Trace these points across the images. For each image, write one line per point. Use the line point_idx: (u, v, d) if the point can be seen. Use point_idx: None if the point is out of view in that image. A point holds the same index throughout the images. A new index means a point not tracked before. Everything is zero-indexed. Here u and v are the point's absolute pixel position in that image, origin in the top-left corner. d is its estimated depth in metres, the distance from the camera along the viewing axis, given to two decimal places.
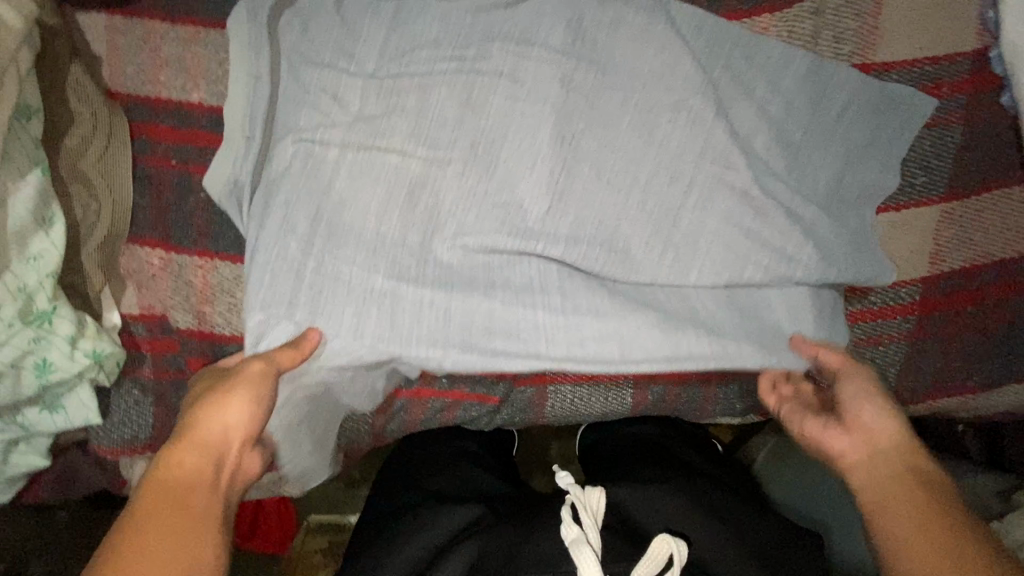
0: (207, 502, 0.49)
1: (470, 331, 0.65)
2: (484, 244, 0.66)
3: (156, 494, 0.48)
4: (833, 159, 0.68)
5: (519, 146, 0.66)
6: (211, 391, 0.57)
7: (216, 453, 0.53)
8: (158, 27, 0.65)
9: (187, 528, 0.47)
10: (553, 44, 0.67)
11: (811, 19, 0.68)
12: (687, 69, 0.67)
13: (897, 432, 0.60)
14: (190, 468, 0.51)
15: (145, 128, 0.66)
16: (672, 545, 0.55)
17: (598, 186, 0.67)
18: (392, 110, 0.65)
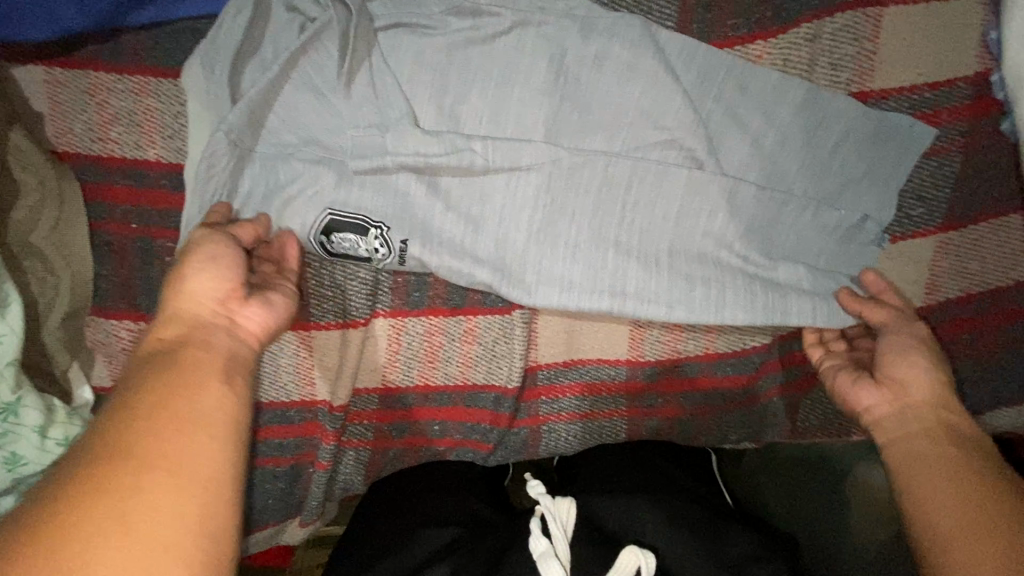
0: (212, 365, 0.44)
1: (506, 178, 0.63)
2: (485, 194, 0.64)
3: (152, 358, 0.44)
4: (829, 193, 0.66)
5: (505, 194, 0.64)
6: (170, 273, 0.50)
7: (212, 310, 0.48)
8: (104, 79, 0.59)
9: (172, 399, 0.40)
10: (536, 84, 0.62)
11: (807, 45, 0.64)
12: (677, 108, 0.63)
13: (929, 395, 0.57)
14: (204, 307, 0.48)
15: (100, 189, 0.61)
16: (641, 558, 0.57)
17: (588, 234, 0.65)
18: (376, 169, 0.61)
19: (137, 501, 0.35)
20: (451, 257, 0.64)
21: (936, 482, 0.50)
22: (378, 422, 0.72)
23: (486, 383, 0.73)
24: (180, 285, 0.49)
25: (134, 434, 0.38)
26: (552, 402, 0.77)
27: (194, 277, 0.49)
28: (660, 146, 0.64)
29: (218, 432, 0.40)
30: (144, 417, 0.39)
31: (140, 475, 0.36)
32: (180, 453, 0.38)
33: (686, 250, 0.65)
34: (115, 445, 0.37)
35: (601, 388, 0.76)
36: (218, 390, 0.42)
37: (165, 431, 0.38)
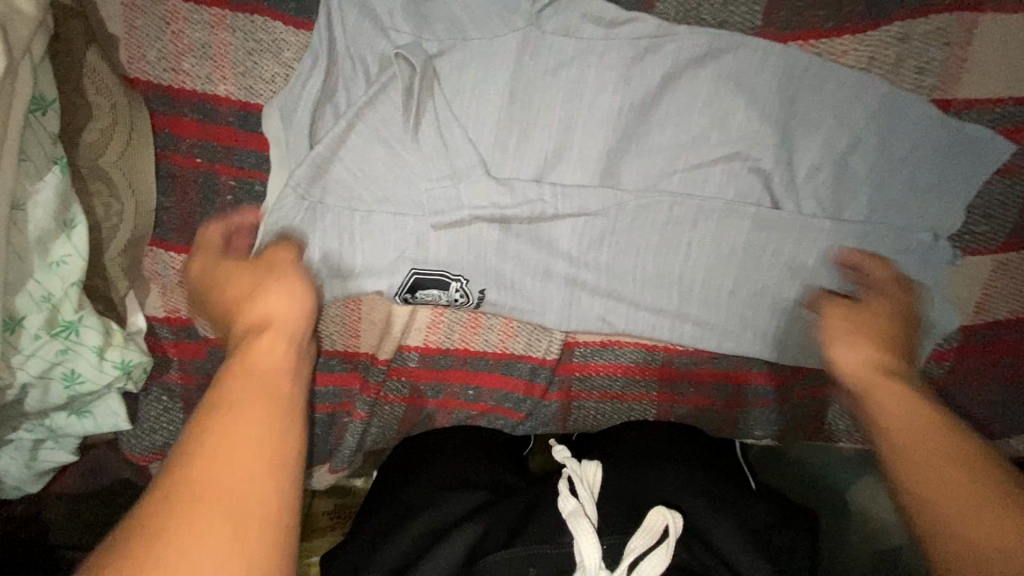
0: (273, 436, 0.37)
1: (577, 229, 0.66)
2: (558, 242, 0.67)
3: (245, 371, 0.41)
4: (897, 200, 0.65)
5: (579, 225, 0.66)
6: (249, 272, 0.53)
7: (286, 363, 0.42)
8: (181, 8, 0.59)
9: (211, 479, 0.34)
10: (612, 65, 0.62)
11: (895, 46, 0.63)
12: (750, 104, 0.63)
13: (859, 370, 0.52)
14: (282, 357, 0.43)
15: (168, 120, 0.61)
16: (669, 519, 0.58)
17: (659, 268, 0.67)
18: (453, 224, 0.64)
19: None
20: (524, 301, 0.68)
21: (926, 446, 0.42)
22: (415, 381, 0.74)
23: (524, 354, 0.74)
24: (260, 324, 0.46)
25: (166, 527, 0.32)
26: (584, 379, 0.78)
27: (275, 308, 0.47)
28: (729, 143, 0.64)
29: (257, 543, 0.32)
30: (182, 495, 0.33)
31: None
32: (205, 568, 0.31)
33: (745, 251, 0.66)
34: (152, 525, 0.32)
35: (635, 371, 0.77)
36: (263, 475, 0.35)
37: (193, 528, 0.32)
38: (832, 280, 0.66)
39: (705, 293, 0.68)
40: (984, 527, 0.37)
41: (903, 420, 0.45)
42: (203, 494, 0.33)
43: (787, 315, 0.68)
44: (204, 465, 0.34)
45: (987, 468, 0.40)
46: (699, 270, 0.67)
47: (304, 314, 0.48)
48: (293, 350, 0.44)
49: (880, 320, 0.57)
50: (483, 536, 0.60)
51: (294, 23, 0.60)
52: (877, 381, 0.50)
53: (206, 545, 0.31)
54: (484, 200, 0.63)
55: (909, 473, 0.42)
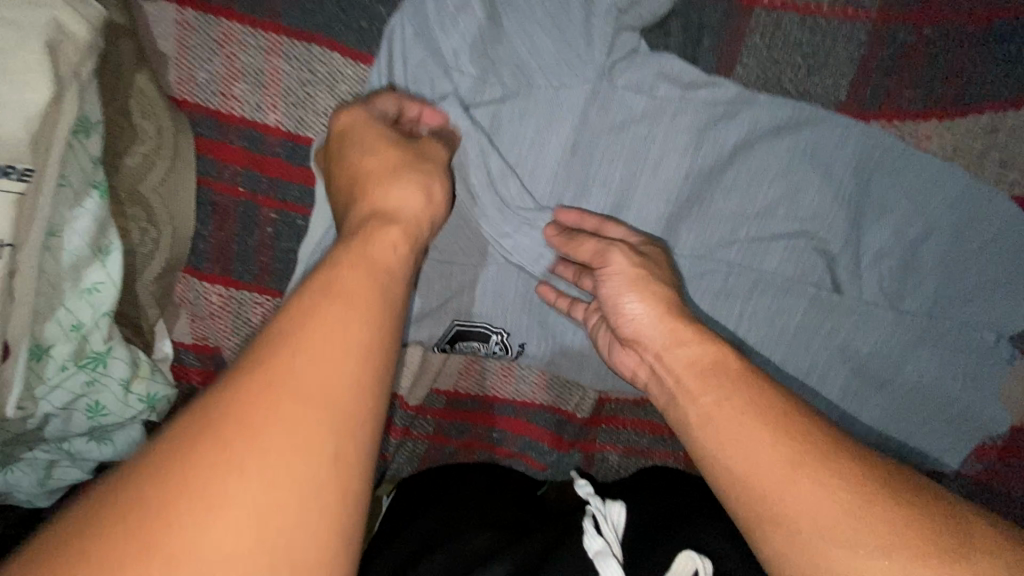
0: (373, 334, 0.34)
1: None
2: None
3: (358, 271, 0.37)
4: (963, 294, 0.62)
5: None
6: (398, 160, 0.48)
7: (395, 271, 0.39)
8: (236, 30, 0.56)
9: (315, 359, 0.31)
10: (683, 128, 0.58)
11: (982, 136, 0.59)
12: (824, 182, 0.59)
13: (709, 364, 0.46)
14: (394, 269, 0.39)
15: (212, 145, 0.58)
16: (697, 562, 0.48)
17: None
18: (500, 274, 0.61)
19: (242, 490, 0.27)
20: (562, 358, 0.65)
21: (755, 438, 0.40)
22: (440, 420, 0.73)
23: (553, 405, 0.72)
24: (379, 217, 0.44)
25: (263, 399, 0.29)
26: (610, 432, 0.75)
27: (404, 206, 0.46)
28: (796, 219, 0.61)
29: (346, 446, 0.30)
30: (279, 372, 0.30)
31: (249, 456, 0.28)
32: (302, 450, 0.29)
33: (798, 332, 0.63)
34: (242, 401, 0.29)
35: (663, 429, 0.75)
36: (365, 373, 0.32)
37: (291, 404, 0.29)
38: (886, 368, 0.63)
39: None
40: (814, 510, 0.36)
41: (727, 402, 0.43)
42: (284, 385, 0.30)
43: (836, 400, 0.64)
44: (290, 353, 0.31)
45: (822, 447, 0.38)
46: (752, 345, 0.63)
47: (423, 223, 0.47)
48: (409, 259, 0.42)
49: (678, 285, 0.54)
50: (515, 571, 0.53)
51: (354, 55, 0.57)
52: (702, 349, 0.47)
53: (302, 427, 0.29)
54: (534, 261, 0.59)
55: (738, 467, 0.41)
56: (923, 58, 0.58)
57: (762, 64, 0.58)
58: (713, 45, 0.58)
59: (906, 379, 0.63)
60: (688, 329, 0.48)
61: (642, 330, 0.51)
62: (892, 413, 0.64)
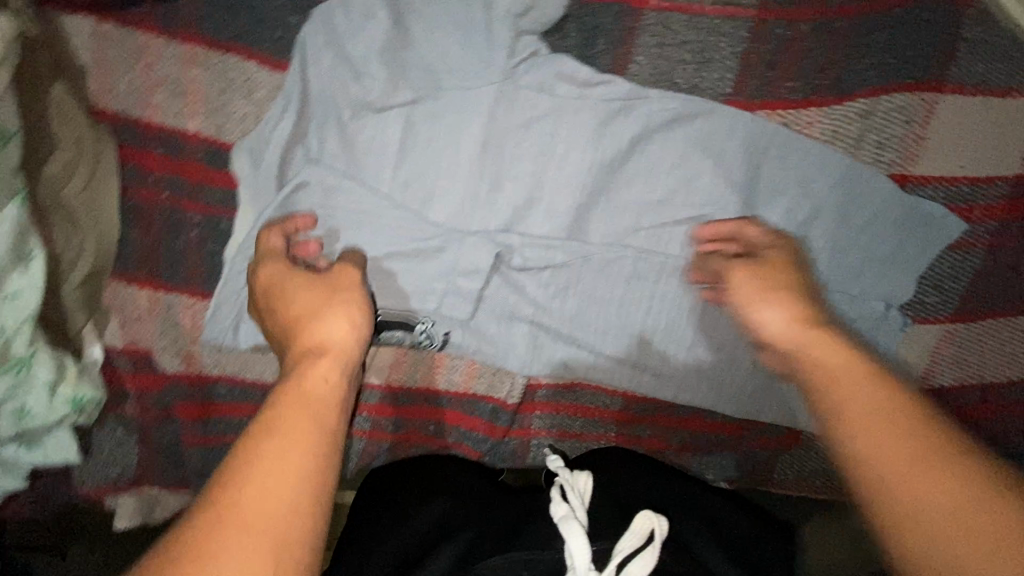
0: (310, 479, 0.38)
1: (545, 279, 0.67)
2: (518, 289, 0.67)
3: (299, 401, 0.42)
4: (852, 268, 0.67)
5: (546, 274, 0.67)
6: (321, 295, 0.53)
7: (332, 403, 0.44)
8: (152, 42, 0.58)
9: (251, 507, 0.35)
10: (584, 123, 0.63)
11: (858, 120, 0.64)
12: (717, 169, 0.64)
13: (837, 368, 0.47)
14: (334, 395, 0.44)
15: (136, 153, 0.61)
16: (654, 521, 0.57)
17: (614, 317, 0.69)
18: (423, 263, 0.63)
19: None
20: (488, 345, 0.69)
21: (895, 439, 0.40)
22: (376, 415, 0.76)
23: (486, 394, 0.75)
24: (312, 353, 0.48)
25: (216, 558, 0.33)
26: (544, 417, 0.79)
27: (330, 338, 0.49)
28: (694, 205, 0.65)
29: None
30: (237, 522, 0.34)
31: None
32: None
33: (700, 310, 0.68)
34: (202, 553, 0.33)
35: (594, 412, 0.79)
36: (304, 501, 0.37)
37: (240, 539, 0.34)
38: None
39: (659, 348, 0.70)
40: (942, 507, 0.37)
41: (858, 399, 0.44)
42: (233, 531, 0.34)
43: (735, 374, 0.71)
44: (236, 493, 0.36)
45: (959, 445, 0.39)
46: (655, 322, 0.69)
47: (354, 346, 0.50)
48: (345, 388, 0.46)
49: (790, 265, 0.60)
50: (481, 534, 0.60)
51: (267, 62, 0.60)
52: (842, 354, 0.49)
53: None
54: (456, 260, 0.63)
55: (862, 454, 0.41)
56: (801, 51, 0.63)
57: (653, 61, 0.63)
58: (607, 45, 0.63)
59: None
60: (795, 330, 0.54)
61: (770, 327, 0.56)
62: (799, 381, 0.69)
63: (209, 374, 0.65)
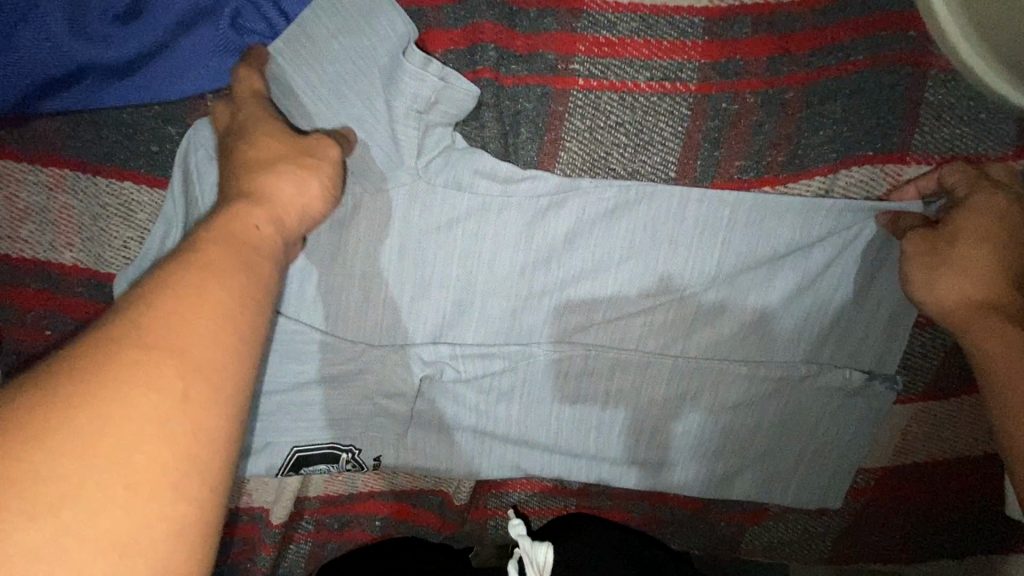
0: (241, 325, 0.31)
1: (485, 389, 0.61)
2: (455, 402, 0.61)
3: (229, 241, 0.35)
4: (813, 351, 0.62)
5: (487, 381, 0.61)
6: (278, 146, 0.43)
7: (272, 253, 0.36)
8: (13, 169, 0.52)
9: (177, 327, 0.29)
10: (512, 222, 0.56)
11: (817, 200, 0.58)
12: (666, 262, 0.58)
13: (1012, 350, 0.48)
14: (272, 246, 0.37)
15: (9, 292, 0.54)
16: None
17: (567, 416, 0.64)
18: (343, 384, 0.57)
19: (116, 436, 0.26)
20: (430, 460, 0.63)
21: None
22: (319, 516, 0.72)
23: (431, 488, 0.73)
24: (255, 199, 0.39)
25: (141, 362, 0.27)
26: (500, 495, 0.76)
27: (279, 191, 0.41)
28: (642, 299, 0.59)
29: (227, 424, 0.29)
30: (155, 342, 0.28)
31: (128, 395, 0.26)
32: (167, 406, 0.27)
33: (658, 399, 0.64)
34: (124, 351, 0.27)
35: (552, 488, 0.76)
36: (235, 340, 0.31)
37: (156, 360, 0.28)
38: (736, 418, 0.65)
39: (617, 439, 0.66)
40: None
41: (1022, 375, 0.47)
42: (157, 336, 0.28)
43: (698, 456, 0.67)
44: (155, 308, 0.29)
45: None
46: (608, 418, 0.64)
47: (304, 214, 0.42)
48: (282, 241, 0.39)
49: (998, 242, 0.52)
50: None
51: (146, 182, 0.53)
52: (1001, 334, 0.49)
53: (166, 451, 0.27)
54: (381, 381, 0.58)
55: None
56: (748, 126, 0.56)
57: (584, 146, 0.56)
58: (531, 133, 0.56)
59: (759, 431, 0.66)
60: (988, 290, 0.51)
61: (945, 305, 0.53)
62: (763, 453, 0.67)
63: None
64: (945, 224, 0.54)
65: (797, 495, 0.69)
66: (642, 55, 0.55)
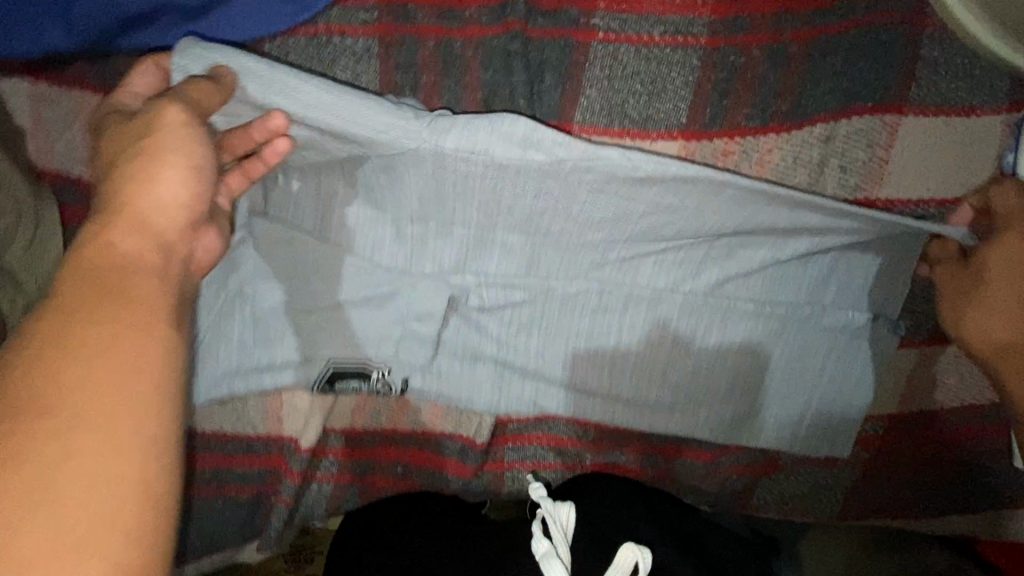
0: (130, 336, 0.37)
1: (506, 319, 0.66)
2: (477, 329, 0.66)
3: (101, 272, 0.40)
4: (819, 292, 0.66)
5: (507, 312, 0.66)
6: (135, 146, 0.46)
7: (149, 264, 0.42)
8: (89, 100, 0.58)
9: (79, 362, 0.35)
10: (529, 177, 0.57)
11: (820, 146, 0.62)
12: (684, 216, 0.60)
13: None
14: (149, 254, 0.42)
15: (79, 213, 0.60)
16: (637, 552, 0.58)
17: (583, 351, 0.68)
18: (375, 304, 0.62)
19: (42, 475, 0.32)
20: (452, 386, 0.68)
21: None
22: (342, 458, 0.74)
23: (454, 433, 0.74)
24: (117, 207, 0.43)
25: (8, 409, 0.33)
26: (517, 448, 0.78)
27: (154, 197, 0.45)
28: (658, 245, 0.63)
29: (114, 421, 0.35)
30: (23, 380, 0.34)
31: (33, 447, 0.33)
32: (91, 430, 0.34)
33: (671, 338, 0.67)
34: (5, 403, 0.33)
35: (567, 442, 0.78)
36: (143, 356, 0.37)
37: (68, 396, 0.34)
38: (746, 359, 0.68)
39: (632, 379, 0.69)
40: None
41: None
42: (63, 379, 0.35)
43: (709, 397, 0.69)
44: (55, 351, 0.35)
45: None
46: (622, 356, 0.68)
47: (187, 210, 0.47)
48: (158, 240, 0.44)
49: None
50: None
51: None
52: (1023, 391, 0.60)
53: (99, 464, 0.34)
54: (411, 304, 0.63)
55: None
56: (755, 77, 0.61)
57: (603, 93, 0.61)
58: (555, 80, 0.61)
59: (765, 375, 0.68)
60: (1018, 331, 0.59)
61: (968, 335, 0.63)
62: (775, 397, 0.69)
63: None
64: (975, 262, 0.61)
65: (803, 441, 0.71)
66: (658, 10, 0.60)
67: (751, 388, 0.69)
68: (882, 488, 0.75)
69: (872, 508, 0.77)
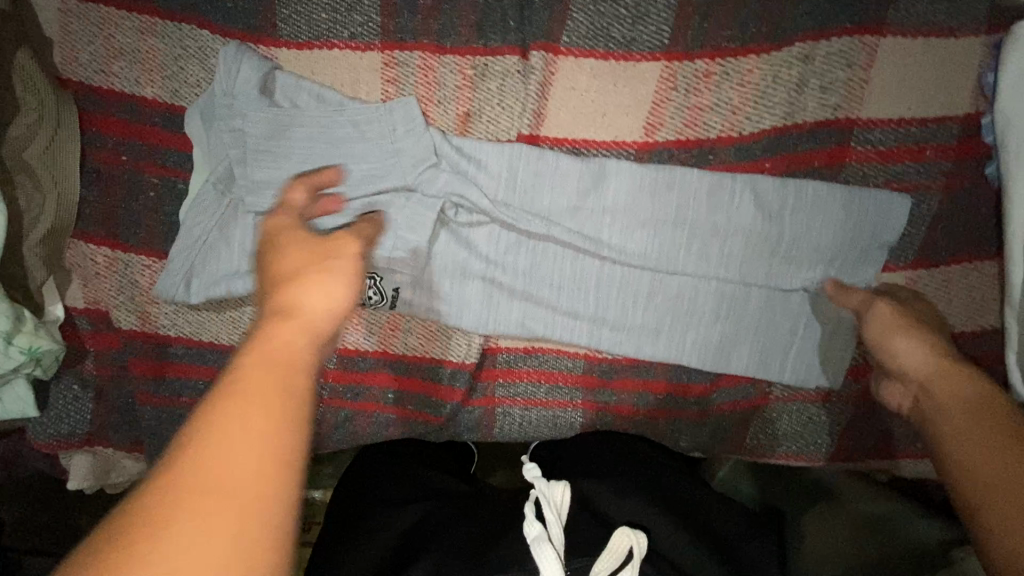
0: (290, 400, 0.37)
1: (493, 238, 0.68)
2: (463, 246, 0.68)
3: (271, 363, 0.38)
4: (806, 211, 0.65)
5: (493, 228, 0.68)
6: (301, 262, 0.47)
7: (318, 323, 0.43)
8: (113, 14, 0.62)
9: (241, 419, 0.35)
10: (497, 172, 0.66)
11: (799, 66, 0.64)
12: (641, 194, 0.66)
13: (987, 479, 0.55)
14: (320, 319, 0.43)
15: (96, 120, 0.64)
16: (632, 538, 0.52)
17: (568, 270, 0.69)
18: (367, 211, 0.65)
19: (195, 528, 0.31)
20: (441, 303, 0.69)
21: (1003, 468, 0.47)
22: (334, 382, 0.76)
23: (444, 358, 0.75)
24: (282, 313, 0.43)
25: (180, 443, 0.34)
26: (507, 385, 0.77)
27: (314, 298, 0.44)
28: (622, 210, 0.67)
29: (239, 491, 0.33)
30: (199, 438, 0.34)
31: (195, 504, 0.32)
32: (252, 487, 0.33)
33: (656, 257, 0.67)
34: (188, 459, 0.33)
35: (558, 377, 0.76)
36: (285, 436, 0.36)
37: (227, 449, 0.34)
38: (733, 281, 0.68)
39: (616, 300, 0.70)
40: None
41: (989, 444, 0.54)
42: (231, 443, 0.34)
43: (696, 318, 0.69)
44: (234, 413, 0.35)
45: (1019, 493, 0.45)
46: (606, 275, 0.69)
47: (337, 310, 0.45)
48: (327, 320, 0.44)
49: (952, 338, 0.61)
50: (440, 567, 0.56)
51: (220, 31, 0.64)
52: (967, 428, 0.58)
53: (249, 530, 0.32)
54: (402, 215, 0.65)
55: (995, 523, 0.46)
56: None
57: (590, 15, 0.64)
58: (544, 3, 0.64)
59: (751, 297, 0.68)
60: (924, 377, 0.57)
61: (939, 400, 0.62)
62: (760, 320, 0.69)
63: (163, 335, 0.67)
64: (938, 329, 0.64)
65: (794, 370, 0.70)
66: None
67: (739, 310, 0.69)
68: (879, 422, 0.74)
69: (867, 446, 0.75)
